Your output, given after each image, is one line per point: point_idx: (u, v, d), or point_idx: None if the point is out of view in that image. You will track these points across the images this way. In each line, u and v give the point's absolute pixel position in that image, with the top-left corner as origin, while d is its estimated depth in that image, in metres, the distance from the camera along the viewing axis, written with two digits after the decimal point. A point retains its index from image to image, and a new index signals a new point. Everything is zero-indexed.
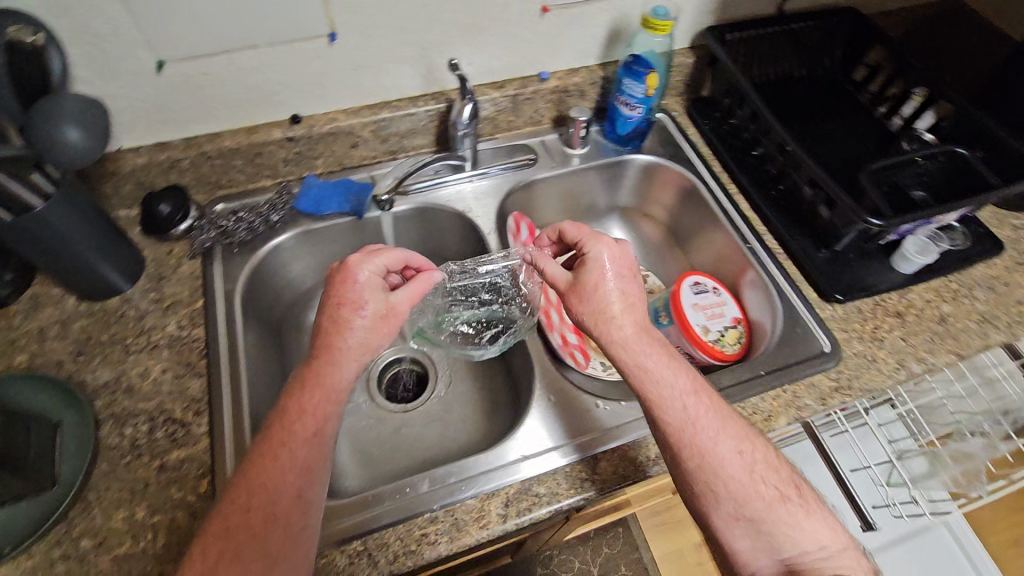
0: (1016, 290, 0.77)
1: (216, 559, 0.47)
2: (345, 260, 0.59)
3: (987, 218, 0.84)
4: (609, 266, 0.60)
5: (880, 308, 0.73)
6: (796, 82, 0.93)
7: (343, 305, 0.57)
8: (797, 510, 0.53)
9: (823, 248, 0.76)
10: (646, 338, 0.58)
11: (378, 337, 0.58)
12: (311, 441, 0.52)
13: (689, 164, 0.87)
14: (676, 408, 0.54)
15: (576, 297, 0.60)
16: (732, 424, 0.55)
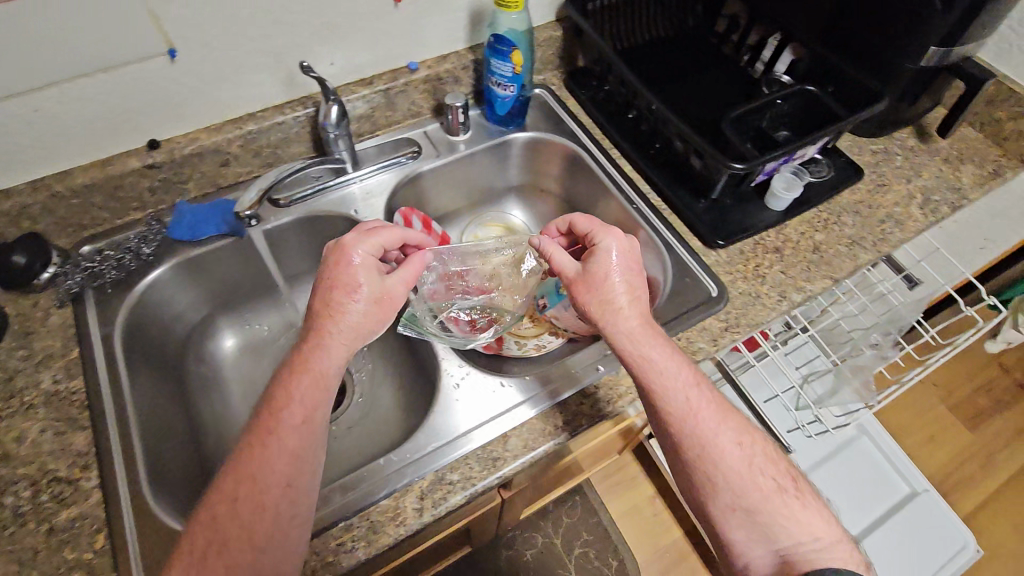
0: (878, 210, 0.84)
1: (206, 544, 0.49)
2: (339, 242, 0.61)
3: (847, 147, 0.91)
4: (618, 260, 0.62)
5: (760, 247, 0.78)
6: (666, 41, 0.96)
7: (335, 288, 0.58)
8: (792, 501, 0.56)
9: (702, 198, 0.79)
10: (652, 332, 0.60)
11: (372, 322, 0.60)
12: (302, 427, 0.53)
13: (571, 135, 0.88)
14: (681, 400, 0.58)
15: (584, 287, 0.62)
16: (733, 418, 0.59)
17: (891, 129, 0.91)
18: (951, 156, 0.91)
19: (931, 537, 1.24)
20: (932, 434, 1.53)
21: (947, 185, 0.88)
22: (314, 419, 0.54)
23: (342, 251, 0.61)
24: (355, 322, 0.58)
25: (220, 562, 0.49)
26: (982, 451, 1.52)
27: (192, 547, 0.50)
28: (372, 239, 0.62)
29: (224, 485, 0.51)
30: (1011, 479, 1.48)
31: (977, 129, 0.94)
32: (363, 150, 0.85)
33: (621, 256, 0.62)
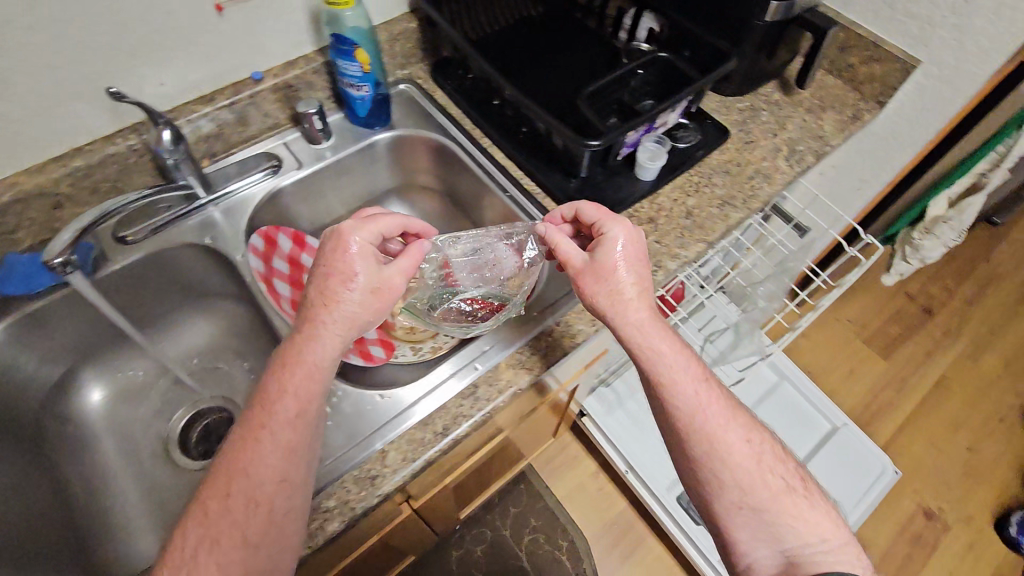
0: (747, 167, 0.86)
1: (196, 543, 0.50)
2: (336, 231, 0.59)
3: (716, 108, 0.92)
4: (626, 250, 0.62)
5: (634, 219, 0.79)
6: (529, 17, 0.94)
7: (330, 278, 0.57)
8: (801, 501, 0.57)
9: (573, 177, 0.79)
10: (661, 324, 0.61)
11: (369, 312, 0.58)
12: (294, 421, 0.53)
13: (440, 128, 0.86)
14: (690, 395, 0.58)
15: (592, 278, 0.61)
16: (741, 415, 0.60)
17: (756, 84, 0.93)
18: (814, 105, 0.94)
19: (854, 465, 1.30)
20: (852, 367, 1.62)
21: (811, 135, 0.90)
22: (307, 412, 0.54)
23: (338, 239, 0.59)
24: (350, 313, 0.57)
25: (210, 559, 0.49)
26: (897, 377, 1.61)
27: (184, 542, 0.50)
28: (369, 226, 0.60)
29: (216, 483, 0.51)
30: (925, 399, 1.58)
31: (836, 76, 0.97)
32: (218, 171, 0.80)
33: (628, 246, 0.62)
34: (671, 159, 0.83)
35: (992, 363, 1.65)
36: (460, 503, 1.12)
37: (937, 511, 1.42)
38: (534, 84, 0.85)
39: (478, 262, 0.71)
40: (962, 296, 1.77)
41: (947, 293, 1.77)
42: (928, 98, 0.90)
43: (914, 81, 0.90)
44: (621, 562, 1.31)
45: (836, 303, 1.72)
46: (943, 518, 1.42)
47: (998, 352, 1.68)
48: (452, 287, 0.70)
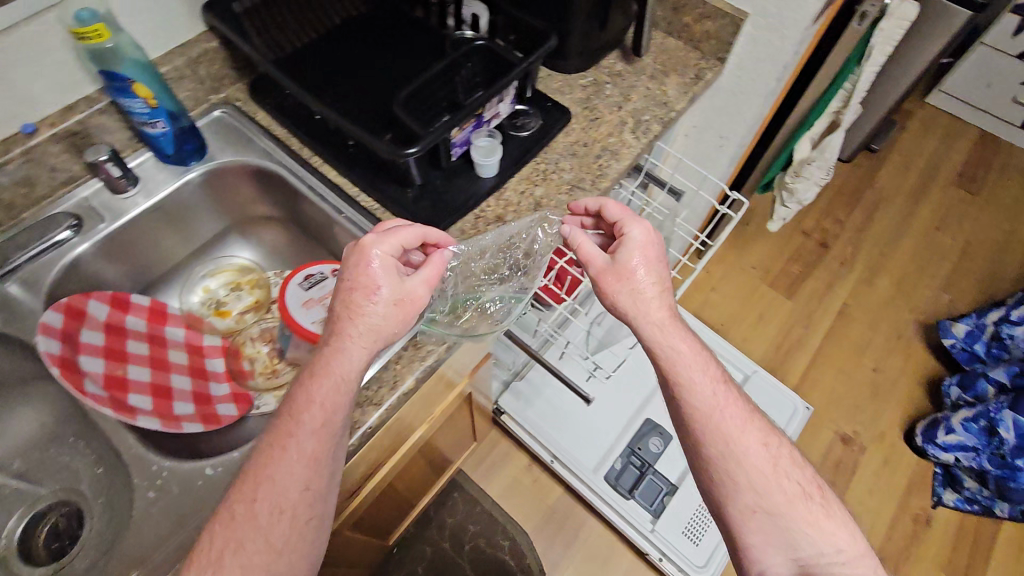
0: (594, 146, 0.83)
1: (219, 551, 0.51)
2: (359, 244, 0.59)
3: (558, 89, 0.89)
4: (643, 251, 0.64)
5: (481, 221, 0.75)
6: (349, 16, 0.88)
7: (356, 291, 0.58)
8: (817, 507, 0.58)
9: (409, 186, 0.74)
10: (680, 325, 0.63)
11: (393, 323, 0.59)
12: (319, 432, 0.54)
13: (265, 154, 0.79)
14: (707, 394, 0.60)
15: (612, 278, 0.63)
16: (758, 420, 0.61)
17: (595, 57, 0.90)
18: (656, 71, 0.92)
19: (768, 409, 1.33)
20: (761, 312, 1.67)
21: (655, 102, 0.89)
22: (333, 421, 0.55)
23: (360, 252, 0.60)
24: (374, 325, 0.58)
25: (233, 564, 0.50)
26: (803, 314, 1.67)
27: (208, 545, 0.51)
28: (391, 238, 0.60)
29: (243, 487, 0.52)
30: (831, 330, 1.65)
31: (677, 37, 0.96)
32: (6, 239, 0.69)
33: (646, 247, 0.64)
34: (513, 150, 0.79)
35: (887, 284, 1.74)
36: (385, 530, 1.08)
37: (853, 435, 1.50)
38: (359, 91, 0.79)
39: (499, 262, 0.73)
40: (853, 225, 1.85)
41: (839, 224, 1.85)
42: (761, 50, 0.90)
43: (746, 35, 0.89)
44: (565, 549, 1.31)
45: (740, 252, 1.76)
46: (859, 441, 1.49)
47: (891, 273, 1.76)
48: (473, 292, 0.72)
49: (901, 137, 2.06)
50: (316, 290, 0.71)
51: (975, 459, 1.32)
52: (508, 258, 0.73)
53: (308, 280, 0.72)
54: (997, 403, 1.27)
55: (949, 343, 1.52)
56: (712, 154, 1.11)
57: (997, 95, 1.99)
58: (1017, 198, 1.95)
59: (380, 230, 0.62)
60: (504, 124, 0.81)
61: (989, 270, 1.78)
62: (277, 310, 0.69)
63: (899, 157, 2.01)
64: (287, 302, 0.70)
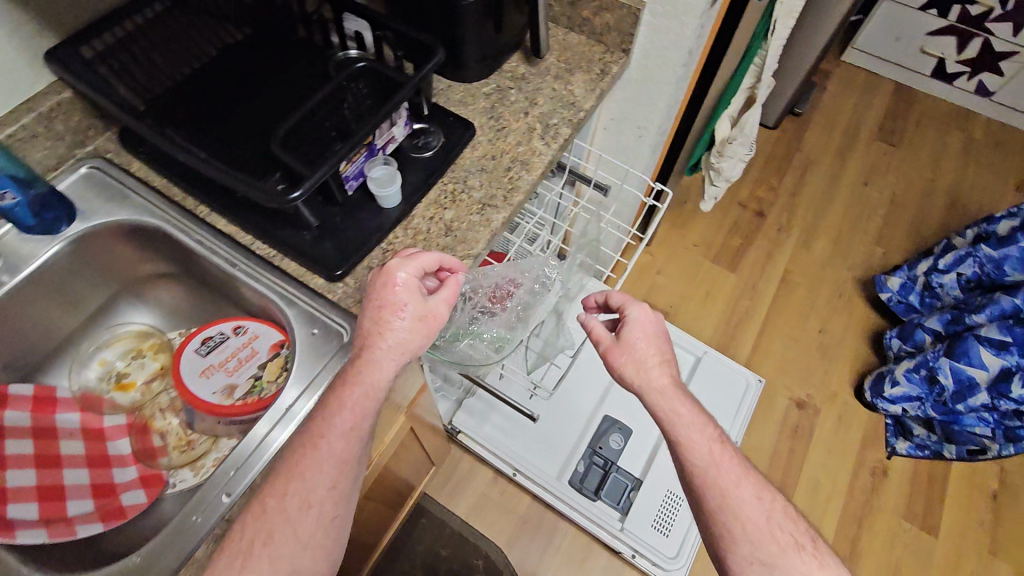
0: (503, 158, 0.79)
1: (250, 544, 0.53)
2: (387, 265, 0.62)
3: (459, 100, 0.84)
4: (642, 325, 0.72)
5: (390, 254, 0.70)
6: (225, 46, 0.81)
7: (386, 307, 0.60)
8: (811, 558, 0.62)
9: (307, 228, 0.69)
10: (681, 391, 0.68)
11: (417, 339, 0.62)
12: (349, 436, 0.57)
13: (145, 209, 0.72)
14: (705, 452, 0.64)
15: (617, 352, 0.71)
16: (753, 475, 0.65)
17: (495, 61, 0.85)
18: (561, 70, 0.88)
19: (721, 389, 1.35)
20: (707, 289, 1.68)
21: (562, 103, 0.85)
22: (361, 427, 0.58)
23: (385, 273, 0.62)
24: (400, 339, 0.60)
25: (262, 558, 0.53)
26: (748, 286, 1.69)
27: (238, 537, 0.54)
28: (417, 261, 0.63)
29: (277, 482, 0.55)
30: (775, 298, 1.68)
31: (579, 32, 0.92)
32: None
33: (646, 324, 0.72)
34: (418, 174, 0.75)
35: (824, 245, 1.78)
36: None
37: (807, 399, 1.53)
38: (242, 129, 0.73)
39: (494, 295, 0.83)
40: (786, 190, 1.88)
41: (773, 192, 1.87)
42: (664, 37, 0.88)
43: (646, 23, 0.87)
44: (542, 555, 1.30)
45: (680, 231, 1.77)
46: (813, 404, 1.52)
47: (826, 234, 1.80)
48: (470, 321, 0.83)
49: (823, 98, 2.10)
50: (216, 355, 0.67)
51: (921, 408, 1.35)
52: (497, 292, 0.84)
53: (206, 344, 0.68)
54: (934, 352, 1.30)
55: (886, 296, 1.56)
56: (634, 146, 1.09)
57: (906, 47, 2.05)
58: (935, 146, 2.02)
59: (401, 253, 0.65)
60: (404, 146, 0.76)
61: (917, 219, 1.84)
62: (174, 385, 0.65)
63: (823, 118, 2.05)
64: (184, 374, 0.66)
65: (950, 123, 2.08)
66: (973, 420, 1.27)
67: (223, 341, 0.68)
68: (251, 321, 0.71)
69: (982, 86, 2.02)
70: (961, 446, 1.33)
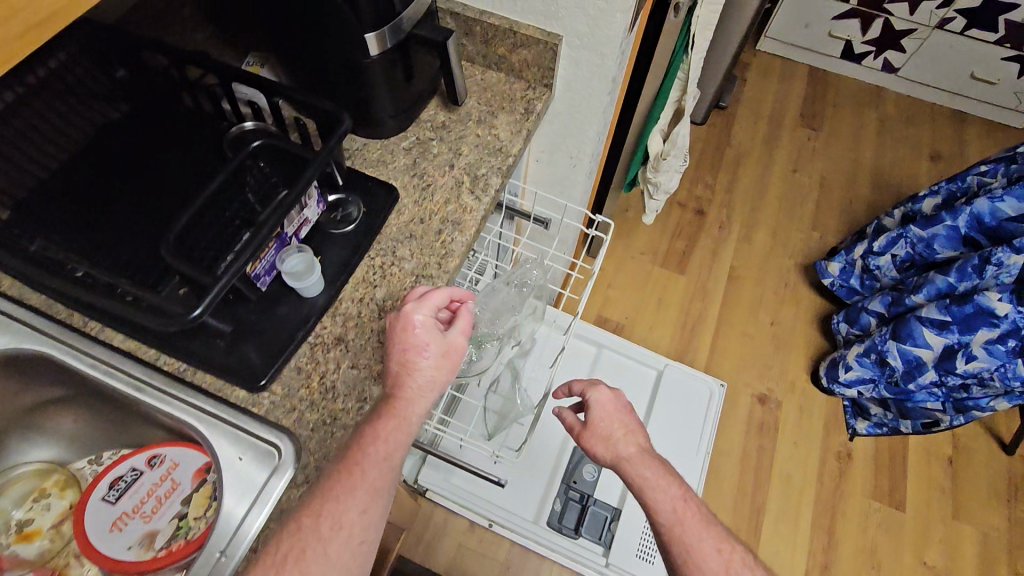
0: (431, 221, 0.73)
1: (282, 559, 0.50)
2: (403, 309, 0.62)
3: (377, 160, 0.78)
4: (605, 403, 0.78)
5: (318, 349, 0.63)
6: (105, 123, 0.71)
7: (412, 348, 0.60)
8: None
9: (219, 335, 0.61)
10: (650, 458, 0.73)
11: (442, 374, 0.62)
12: (383, 464, 0.55)
13: (26, 335, 0.62)
14: (668, 509, 0.67)
15: (586, 433, 0.76)
16: (714, 529, 0.67)
17: (411, 113, 0.79)
18: (482, 113, 0.83)
19: (685, 401, 1.34)
20: (660, 296, 1.67)
21: (488, 150, 0.80)
22: (394, 457, 0.57)
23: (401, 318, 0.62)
24: (427, 378, 0.61)
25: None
26: (698, 287, 1.70)
27: (270, 555, 0.50)
28: (431, 301, 0.62)
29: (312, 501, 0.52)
30: (725, 295, 1.69)
31: (497, 69, 0.87)
32: None
33: (609, 405, 0.77)
34: (340, 253, 0.68)
35: (764, 236, 1.81)
36: None
37: (768, 393, 1.55)
38: (134, 230, 0.65)
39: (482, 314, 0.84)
40: (722, 185, 1.90)
41: (710, 188, 1.89)
42: (586, 69, 0.84)
43: (565, 55, 0.82)
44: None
45: (625, 239, 1.76)
46: (774, 397, 1.55)
47: (765, 224, 1.83)
48: None
49: (744, 89, 2.15)
50: (128, 498, 0.59)
51: (875, 390, 1.38)
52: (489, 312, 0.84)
53: (115, 488, 0.59)
54: (881, 336, 1.32)
55: (829, 282, 1.59)
56: (568, 175, 1.05)
57: (816, 33, 2.12)
58: (853, 125, 2.09)
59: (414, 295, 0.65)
60: (321, 223, 0.69)
61: (846, 200, 1.90)
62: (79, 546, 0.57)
63: (747, 109, 2.09)
64: (91, 531, 0.58)
65: (863, 101, 2.16)
66: (924, 397, 1.30)
67: (136, 478, 0.60)
68: (163, 445, 0.62)
69: (888, 64, 2.11)
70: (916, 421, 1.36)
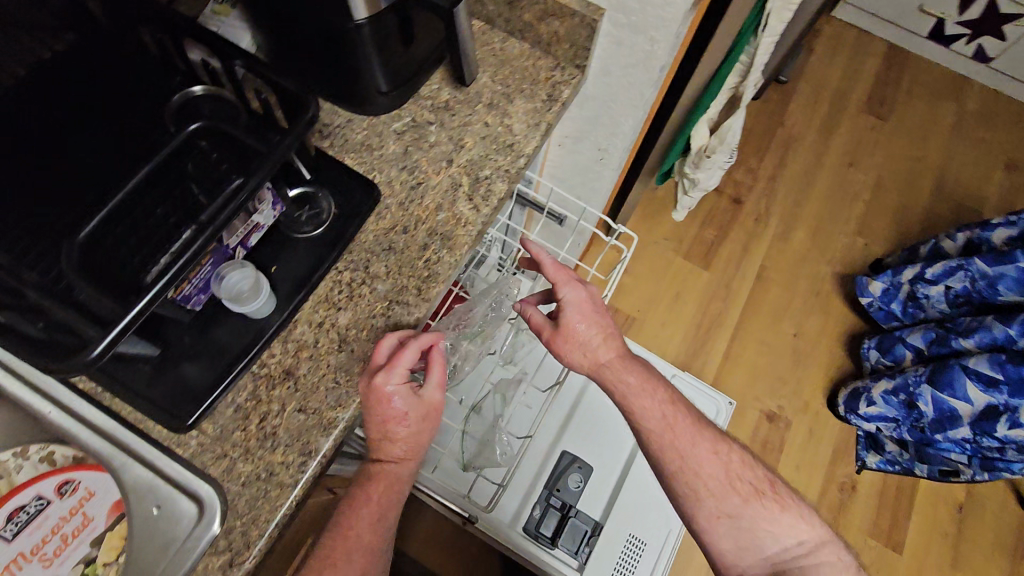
0: (416, 232, 0.61)
1: None
2: (373, 381, 0.52)
3: (360, 146, 0.64)
4: (581, 304, 0.69)
5: (262, 384, 0.53)
6: (37, 62, 0.54)
7: (392, 423, 0.55)
8: (772, 504, 0.66)
9: (144, 359, 0.50)
10: (627, 359, 0.70)
11: (424, 433, 0.59)
12: (376, 526, 0.56)
13: None
14: (658, 415, 0.67)
15: (562, 341, 0.69)
16: (707, 432, 0.69)
17: (412, 85, 0.63)
18: (496, 94, 0.68)
19: None
20: (678, 291, 1.54)
21: (495, 146, 0.66)
22: (388, 517, 0.57)
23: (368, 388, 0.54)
24: (410, 441, 0.58)
25: None
26: (721, 285, 1.56)
27: None
28: (402, 366, 0.52)
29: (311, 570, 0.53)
30: (750, 298, 1.56)
31: (521, 38, 0.71)
32: None
33: (583, 304, 0.69)
34: (299, 264, 0.56)
35: (803, 237, 1.64)
36: None
37: (778, 411, 1.45)
38: (44, 215, 0.51)
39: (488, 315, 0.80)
40: (765, 173, 1.71)
41: (751, 174, 1.70)
42: (628, 52, 0.68)
43: (605, 34, 0.66)
44: None
45: (649, 223, 1.60)
46: (784, 416, 1.45)
47: (806, 223, 1.66)
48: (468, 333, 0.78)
49: (809, 62, 1.89)
50: (27, 536, 0.50)
51: (896, 430, 1.27)
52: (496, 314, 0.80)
53: (13, 523, 0.50)
54: (915, 376, 1.20)
55: (867, 301, 1.45)
56: (593, 167, 0.90)
57: (904, 4, 1.83)
58: (925, 118, 1.86)
59: (378, 353, 0.54)
60: (281, 224, 0.57)
61: (902, 205, 1.71)
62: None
63: (808, 87, 1.85)
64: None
65: (942, 91, 1.91)
66: (949, 447, 1.19)
67: (42, 509, 0.51)
68: (82, 469, 0.53)
69: (980, 52, 1.84)
70: (933, 466, 1.26)
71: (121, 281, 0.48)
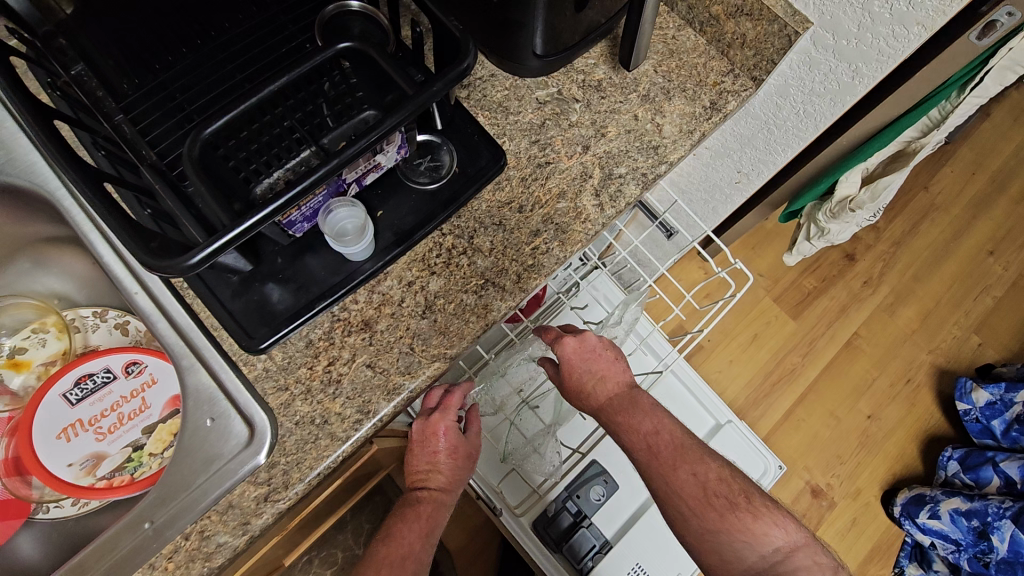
0: (531, 214, 0.56)
1: None
2: (430, 416, 0.62)
3: (496, 106, 0.59)
4: (578, 350, 0.64)
5: (338, 327, 0.51)
6: None
7: (441, 452, 0.62)
8: (744, 517, 0.58)
9: (233, 271, 0.49)
10: (632, 402, 0.62)
11: (461, 475, 0.64)
12: (424, 537, 0.59)
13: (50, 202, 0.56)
14: (641, 446, 0.60)
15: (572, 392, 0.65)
16: (689, 451, 0.60)
17: (572, 52, 0.54)
18: (656, 88, 0.61)
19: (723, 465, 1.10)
20: (755, 332, 1.44)
21: (639, 144, 0.60)
22: (432, 537, 0.59)
23: (422, 428, 0.63)
24: (452, 478, 0.63)
25: None
26: (804, 340, 1.44)
27: None
28: (454, 404, 0.63)
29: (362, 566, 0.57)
30: (831, 363, 1.43)
31: (698, 30, 0.62)
32: None
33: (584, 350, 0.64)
34: (405, 215, 0.53)
35: (911, 316, 1.48)
36: None
37: (824, 488, 1.35)
38: (181, 92, 0.51)
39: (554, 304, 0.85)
40: (890, 236, 1.54)
41: (875, 233, 1.54)
42: (821, 78, 0.60)
43: (800, 50, 0.58)
44: None
45: (747, 254, 1.49)
46: (830, 496, 1.35)
47: (919, 301, 1.50)
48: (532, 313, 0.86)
49: (980, 127, 1.67)
50: (88, 406, 0.57)
51: (953, 553, 1.15)
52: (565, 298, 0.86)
53: (79, 388, 0.57)
54: (998, 508, 1.08)
55: (964, 408, 1.30)
56: (724, 187, 0.84)
57: None
58: None
59: (431, 399, 0.65)
60: (399, 167, 0.53)
61: None
62: (23, 445, 0.56)
63: (969, 155, 1.64)
64: (39, 434, 0.56)
65: None
66: None
67: (106, 383, 0.57)
68: (143, 352, 0.57)
69: None
70: None
71: (231, 184, 0.46)
